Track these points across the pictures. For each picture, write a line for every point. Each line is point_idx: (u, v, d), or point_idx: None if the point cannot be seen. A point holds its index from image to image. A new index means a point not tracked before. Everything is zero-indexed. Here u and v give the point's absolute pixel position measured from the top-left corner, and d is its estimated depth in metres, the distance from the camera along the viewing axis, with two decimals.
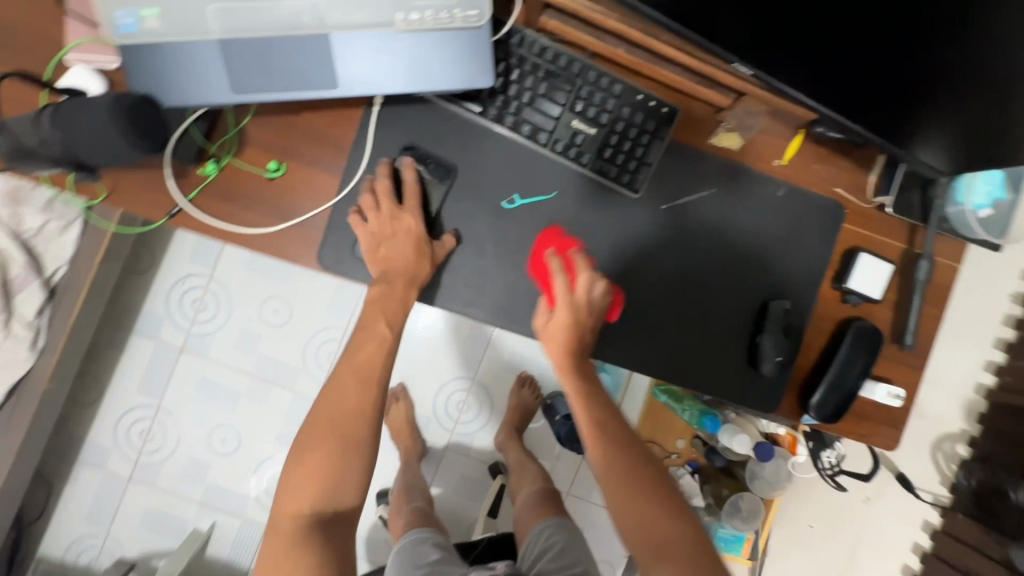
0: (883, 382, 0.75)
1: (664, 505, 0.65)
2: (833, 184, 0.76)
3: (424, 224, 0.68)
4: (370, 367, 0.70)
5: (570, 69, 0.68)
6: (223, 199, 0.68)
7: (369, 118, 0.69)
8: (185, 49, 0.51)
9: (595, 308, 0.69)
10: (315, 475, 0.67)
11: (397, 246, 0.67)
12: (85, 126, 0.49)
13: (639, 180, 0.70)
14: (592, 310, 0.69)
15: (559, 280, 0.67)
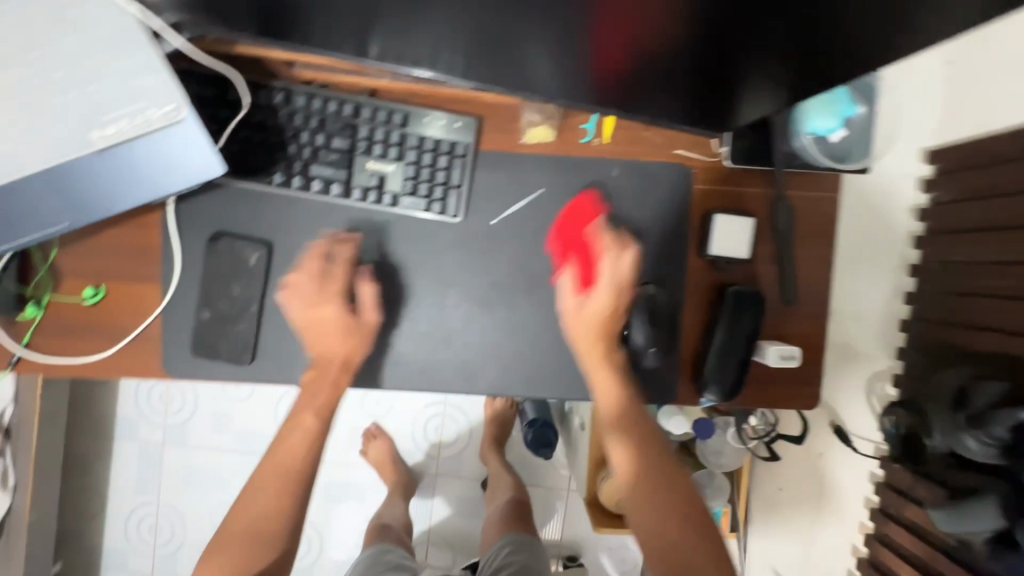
0: (775, 343, 0.67)
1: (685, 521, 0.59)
2: (670, 146, 0.69)
3: (344, 308, 0.65)
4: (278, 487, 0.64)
5: (345, 113, 0.64)
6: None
7: (168, 216, 0.67)
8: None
9: (634, 291, 0.66)
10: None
11: (325, 332, 0.65)
12: None
13: (452, 204, 0.67)
14: (630, 293, 0.66)
15: (608, 255, 0.64)
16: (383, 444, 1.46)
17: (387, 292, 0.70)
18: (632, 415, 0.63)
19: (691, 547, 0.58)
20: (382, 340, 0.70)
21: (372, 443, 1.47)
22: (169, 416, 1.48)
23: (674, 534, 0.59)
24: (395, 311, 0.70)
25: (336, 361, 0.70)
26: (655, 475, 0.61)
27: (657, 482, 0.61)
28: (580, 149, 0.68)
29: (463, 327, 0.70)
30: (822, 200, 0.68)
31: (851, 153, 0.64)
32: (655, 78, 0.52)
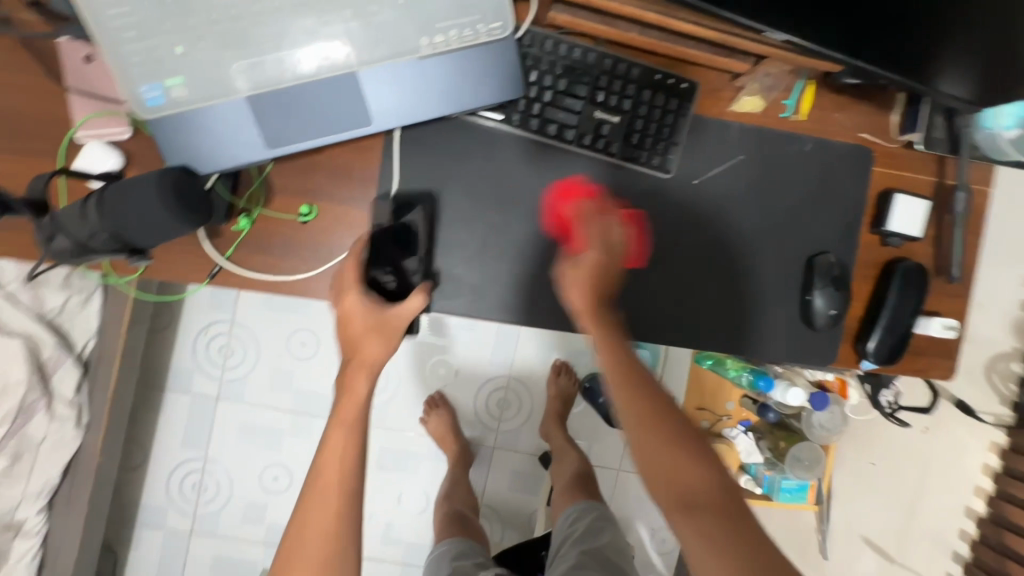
0: (936, 317, 0.75)
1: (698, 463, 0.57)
2: (857, 130, 0.75)
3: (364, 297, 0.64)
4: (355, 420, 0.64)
5: (585, 61, 0.67)
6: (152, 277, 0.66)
7: (392, 143, 0.68)
8: (216, 111, 0.50)
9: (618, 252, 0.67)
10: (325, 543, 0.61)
11: (349, 310, 0.64)
12: (134, 209, 0.48)
13: (670, 160, 0.70)
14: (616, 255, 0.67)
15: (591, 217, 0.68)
16: (443, 415, 1.46)
17: None
18: (626, 387, 0.60)
19: (701, 491, 0.56)
20: None
21: (434, 412, 1.47)
22: (228, 369, 1.43)
23: (691, 481, 0.56)
24: None
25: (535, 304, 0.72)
26: (651, 415, 0.59)
27: (647, 419, 0.59)
28: (782, 123, 0.74)
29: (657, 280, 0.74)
30: (985, 191, 0.75)
31: None
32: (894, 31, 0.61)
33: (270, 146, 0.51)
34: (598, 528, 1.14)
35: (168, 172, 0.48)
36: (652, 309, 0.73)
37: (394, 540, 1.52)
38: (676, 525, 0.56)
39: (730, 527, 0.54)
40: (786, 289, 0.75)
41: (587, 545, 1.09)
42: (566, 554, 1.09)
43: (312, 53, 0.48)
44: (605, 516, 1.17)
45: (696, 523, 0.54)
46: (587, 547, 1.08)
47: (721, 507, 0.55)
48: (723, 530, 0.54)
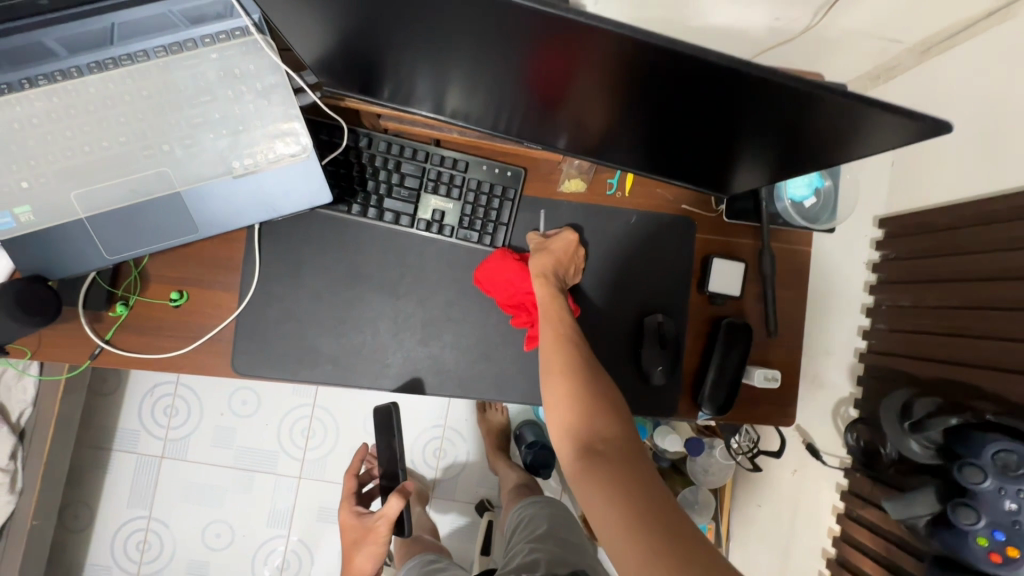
0: (760, 367, 0.81)
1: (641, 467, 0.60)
2: (678, 203, 0.84)
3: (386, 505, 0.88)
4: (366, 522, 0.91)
5: (417, 158, 0.77)
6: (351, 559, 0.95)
7: (253, 234, 0.77)
8: (60, 231, 0.59)
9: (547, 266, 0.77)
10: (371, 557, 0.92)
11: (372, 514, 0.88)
12: None
13: (500, 238, 0.79)
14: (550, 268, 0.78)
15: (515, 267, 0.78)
16: None
17: (439, 309, 0.81)
18: (572, 348, 0.70)
19: (611, 443, 0.63)
20: (428, 350, 0.81)
21: None
22: (172, 429, 1.50)
23: (599, 431, 0.64)
24: (442, 325, 0.81)
25: (389, 370, 0.80)
26: (579, 377, 0.68)
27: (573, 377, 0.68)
28: (607, 199, 0.83)
29: (501, 343, 0.81)
30: (798, 252, 0.83)
31: (821, 216, 0.81)
32: (671, 153, 0.70)
33: (116, 254, 0.61)
34: (538, 516, 1.11)
35: (12, 285, 0.58)
36: (522, 372, 0.82)
37: None
38: (582, 474, 0.61)
39: (631, 468, 0.60)
40: (624, 347, 0.83)
41: (537, 533, 1.03)
42: (518, 547, 1.03)
43: (141, 179, 0.59)
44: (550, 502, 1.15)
45: (599, 466, 0.60)
46: (534, 537, 1.03)
47: (624, 452, 0.62)
48: (628, 470, 0.60)
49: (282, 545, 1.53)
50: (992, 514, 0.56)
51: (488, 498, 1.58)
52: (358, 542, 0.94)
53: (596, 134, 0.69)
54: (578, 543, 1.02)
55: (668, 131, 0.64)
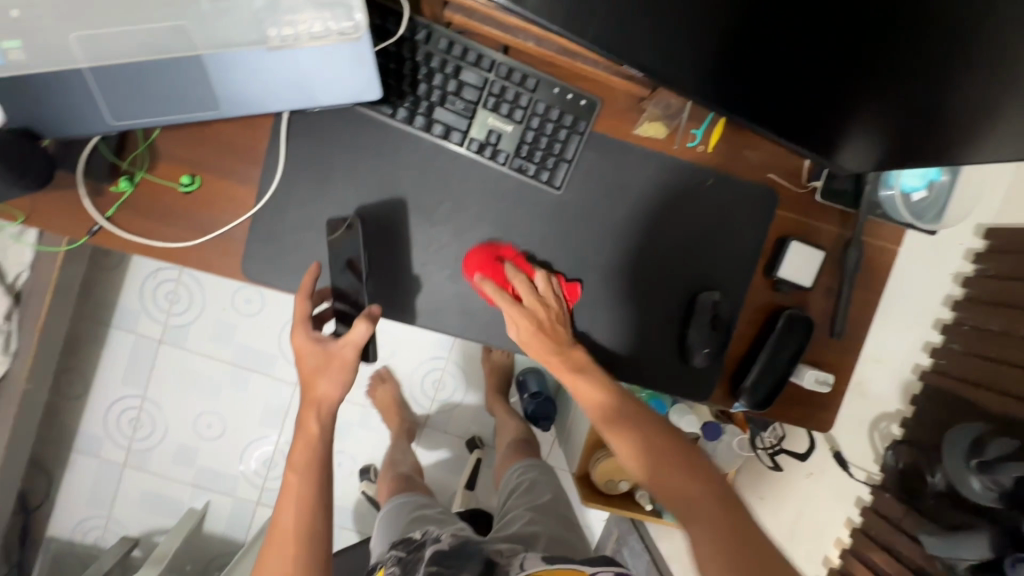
0: (812, 368, 0.74)
1: (722, 506, 0.62)
2: (765, 169, 0.73)
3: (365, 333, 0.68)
4: (340, 354, 0.69)
5: (481, 65, 0.65)
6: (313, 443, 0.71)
7: (281, 124, 0.68)
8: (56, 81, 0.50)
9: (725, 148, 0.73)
10: (336, 388, 0.70)
11: (352, 346, 0.68)
12: None
13: (559, 177, 0.69)
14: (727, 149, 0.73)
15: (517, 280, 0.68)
16: (389, 388, 1.47)
17: (475, 244, 0.72)
18: (613, 412, 0.68)
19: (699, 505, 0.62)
20: (456, 288, 0.73)
21: (381, 386, 1.47)
22: (172, 315, 1.47)
23: (682, 484, 0.64)
24: None
25: (412, 300, 0.73)
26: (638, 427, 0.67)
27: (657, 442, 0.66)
28: (687, 150, 0.72)
29: None
30: (881, 250, 0.74)
31: (928, 214, 0.70)
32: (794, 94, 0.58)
33: (118, 118, 0.52)
34: (537, 482, 1.19)
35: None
36: None
37: None
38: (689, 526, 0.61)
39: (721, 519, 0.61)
40: (670, 320, 0.75)
41: (536, 503, 1.12)
42: (516, 513, 1.10)
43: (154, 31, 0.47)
44: (545, 470, 1.23)
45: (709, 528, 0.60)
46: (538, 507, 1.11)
47: (708, 501, 0.62)
48: (715, 517, 0.61)
49: (271, 445, 1.55)
50: None
51: (480, 436, 1.57)
52: (318, 370, 0.70)
53: (720, 57, 0.55)
54: (570, 521, 1.12)
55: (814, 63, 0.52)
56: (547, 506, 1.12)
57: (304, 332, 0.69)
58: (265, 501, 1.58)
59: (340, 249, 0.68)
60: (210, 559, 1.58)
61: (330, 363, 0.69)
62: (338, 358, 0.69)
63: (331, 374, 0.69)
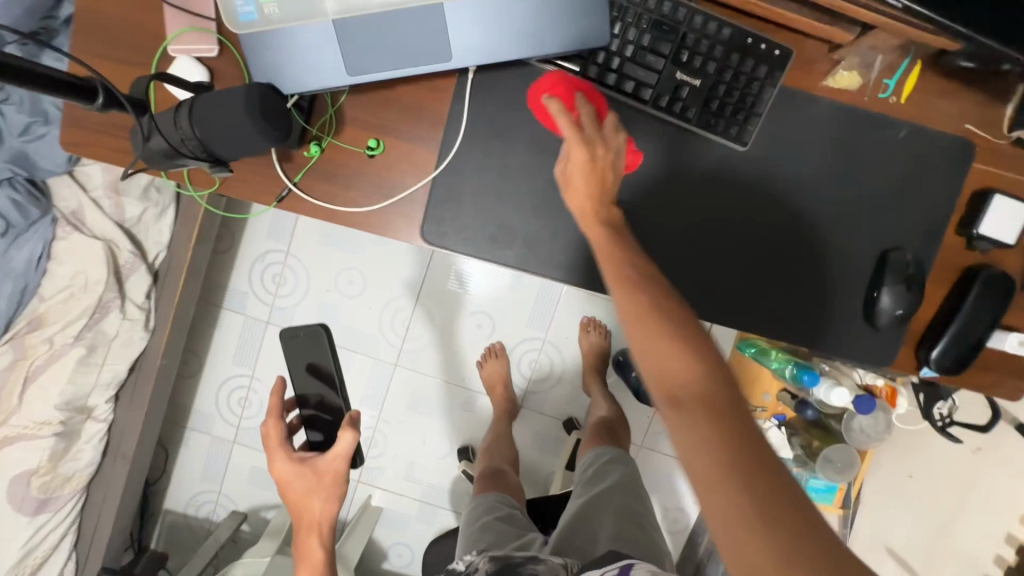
0: (1014, 332, 0.70)
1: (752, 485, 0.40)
2: (962, 120, 0.69)
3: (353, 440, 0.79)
4: (333, 473, 0.80)
5: (674, 17, 0.64)
6: (323, 534, 0.81)
7: (465, 85, 0.67)
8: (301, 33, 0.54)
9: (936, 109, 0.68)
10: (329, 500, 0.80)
11: (344, 456, 0.79)
12: (222, 118, 0.54)
13: (748, 132, 0.67)
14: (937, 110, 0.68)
15: None
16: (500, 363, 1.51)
17: None
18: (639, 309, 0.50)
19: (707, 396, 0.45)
20: None
21: (493, 359, 1.51)
22: (279, 297, 1.51)
23: (736, 507, 0.40)
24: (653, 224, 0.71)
25: (586, 264, 0.72)
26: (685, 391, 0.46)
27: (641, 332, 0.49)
28: (879, 102, 0.69)
29: (716, 256, 0.71)
30: None
31: None
32: None
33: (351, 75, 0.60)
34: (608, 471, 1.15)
35: (255, 89, 0.54)
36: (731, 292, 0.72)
37: (416, 479, 1.60)
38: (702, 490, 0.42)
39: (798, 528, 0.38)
40: (854, 282, 0.72)
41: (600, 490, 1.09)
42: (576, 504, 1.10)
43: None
44: (618, 459, 1.18)
45: (700, 420, 0.44)
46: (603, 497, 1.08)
47: (747, 459, 0.41)
48: (759, 481, 0.40)
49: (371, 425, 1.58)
50: None
51: (576, 418, 1.56)
52: (311, 490, 0.80)
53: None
54: (647, 521, 1.04)
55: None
56: (617, 492, 1.09)
57: (285, 456, 0.81)
58: (363, 480, 1.61)
59: (298, 355, 0.92)
60: None
61: (321, 480, 0.80)
62: (330, 470, 0.80)
63: (319, 485, 0.80)
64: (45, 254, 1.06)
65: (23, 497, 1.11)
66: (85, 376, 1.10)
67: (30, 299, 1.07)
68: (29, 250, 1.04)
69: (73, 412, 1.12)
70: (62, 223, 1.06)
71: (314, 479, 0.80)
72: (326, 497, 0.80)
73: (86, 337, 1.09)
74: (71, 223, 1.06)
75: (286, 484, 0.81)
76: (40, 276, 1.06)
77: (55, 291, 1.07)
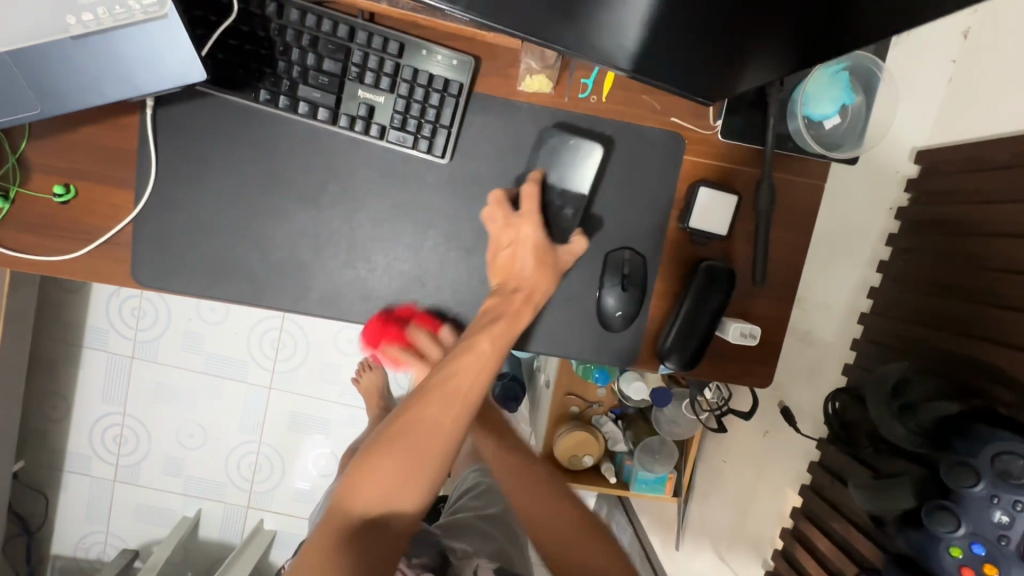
0: (738, 321, 0.70)
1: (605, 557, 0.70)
2: (666, 114, 0.68)
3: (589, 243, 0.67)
4: (547, 261, 0.65)
5: (339, 34, 0.62)
6: (516, 326, 0.63)
7: (148, 122, 0.65)
8: None
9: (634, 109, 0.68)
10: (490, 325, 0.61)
11: (572, 246, 0.66)
12: None
13: (440, 144, 0.66)
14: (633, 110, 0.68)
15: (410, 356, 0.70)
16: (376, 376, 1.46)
17: (368, 226, 0.69)
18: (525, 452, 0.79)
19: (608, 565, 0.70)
20: (354, 274, 0.70)
21: (367, 372, 1.48)
22: (140, 330, 1.47)
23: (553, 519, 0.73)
24: (371, 246, 0.70)
25: (313, 290, 0.70)
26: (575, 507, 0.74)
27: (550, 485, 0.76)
28: (578, 101, 0.67)
29: (440, 271, 0.71)
30: (803, 187, 0.69)
31: (844, 142, 0.66)
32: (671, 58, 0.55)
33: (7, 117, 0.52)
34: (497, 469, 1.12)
35: None
36: (464, 304, 0.71)
37: (306, 499, 1.59)
38: None
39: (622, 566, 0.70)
40: (584, 285, 0.71)
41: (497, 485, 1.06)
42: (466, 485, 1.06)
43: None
44: None
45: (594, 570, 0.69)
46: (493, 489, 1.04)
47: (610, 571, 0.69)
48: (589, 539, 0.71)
49: (254, 449, 1.56)
50: (976, 525, 0.51)
51: None
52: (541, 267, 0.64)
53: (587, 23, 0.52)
54: None
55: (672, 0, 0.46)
56: None
57: (538, 226, 0.64)
58: (253, 505, 1.60)
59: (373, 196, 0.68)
60: (209, 565, 1.62)
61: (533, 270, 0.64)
62: (562, 259, 0.65)
63: (551, 271, 0.65)
64: None
65: None
66: None
67: None
68: None
69: None
70: None
71: (551, 264, 0.65)
72: (546, 280, 0.65)
73: None
74: None
75: (496, 252, 0.67)
76: None
77: None
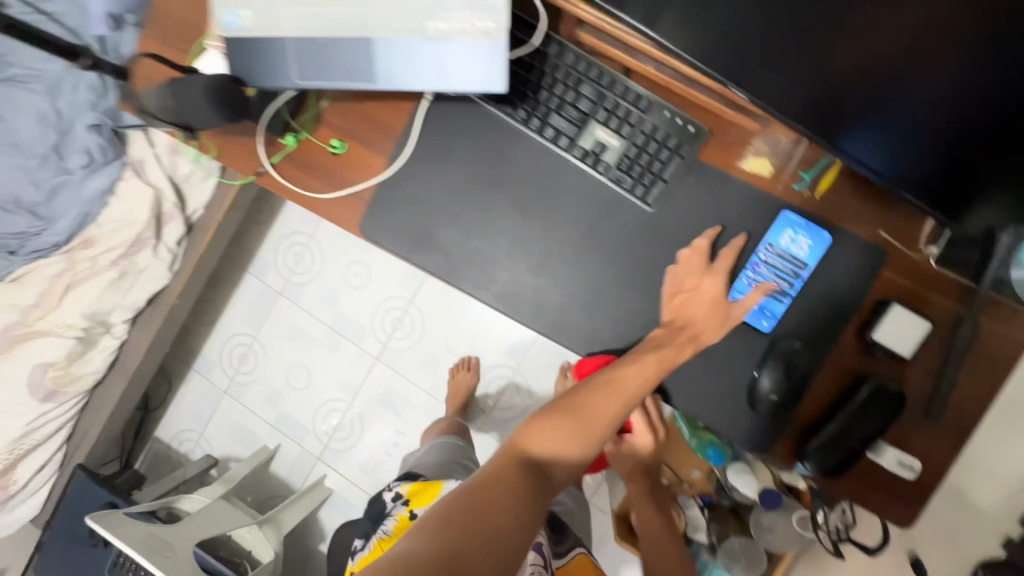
0: (895, 449, 0.69)
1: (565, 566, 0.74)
2: (876, 226, 0.70)
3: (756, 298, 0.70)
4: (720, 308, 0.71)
5: (601, 81, 0.72)
6: (675, 357, 0.69)
7: (419, 110, 0.79)
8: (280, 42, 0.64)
9: (846, 212, 0.71)
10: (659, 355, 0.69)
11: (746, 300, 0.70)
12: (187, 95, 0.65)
13: (652, 194, 0.73)
14: (846, 213, 0.71)
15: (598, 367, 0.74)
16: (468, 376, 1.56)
17: (561, 244, 0.77)
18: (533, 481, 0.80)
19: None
20: (534, 281, 0.78)
21: (463, 371, 1.57)
22: (295, 273, 1.68)
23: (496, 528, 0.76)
24: (558, 262, 0.77)
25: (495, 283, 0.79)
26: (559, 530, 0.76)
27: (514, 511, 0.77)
28: (791, 190, 0.72)
29: (609, 303, 0.76)
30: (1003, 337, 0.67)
31: None
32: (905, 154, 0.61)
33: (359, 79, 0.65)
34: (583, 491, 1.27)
35: (219, 79, 0.65)
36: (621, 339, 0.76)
37: (368, 471, 1.67)
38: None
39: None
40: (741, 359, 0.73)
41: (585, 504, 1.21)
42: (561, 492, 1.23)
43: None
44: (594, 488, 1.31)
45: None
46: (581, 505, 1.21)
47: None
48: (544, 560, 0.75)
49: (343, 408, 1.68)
50: None
51: None
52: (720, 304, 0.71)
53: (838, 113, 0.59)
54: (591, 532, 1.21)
55: (923, 65, 0.54)
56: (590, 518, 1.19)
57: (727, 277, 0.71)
58: (322, 458, 1.71)
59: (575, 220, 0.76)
60: (266, 498, 1.73)
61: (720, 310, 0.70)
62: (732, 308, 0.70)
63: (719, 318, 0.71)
64: (109, 190, 1.28)
65: (39, 383, 1.34)
66: (112, 296, 1.33)
67: (89, 223, 1.30)
68: (99, 184, 1.27)
69: (93, 323, 1.34)
70: (128, 168, 1.27)
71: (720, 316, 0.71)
72: (715, 319, 0.71)
73: (121, 264, 1.31)
74: (134, 170, 1.27)
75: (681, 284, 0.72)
76: (101, 207, 1.29)
77: (109, 221, 1.29)
